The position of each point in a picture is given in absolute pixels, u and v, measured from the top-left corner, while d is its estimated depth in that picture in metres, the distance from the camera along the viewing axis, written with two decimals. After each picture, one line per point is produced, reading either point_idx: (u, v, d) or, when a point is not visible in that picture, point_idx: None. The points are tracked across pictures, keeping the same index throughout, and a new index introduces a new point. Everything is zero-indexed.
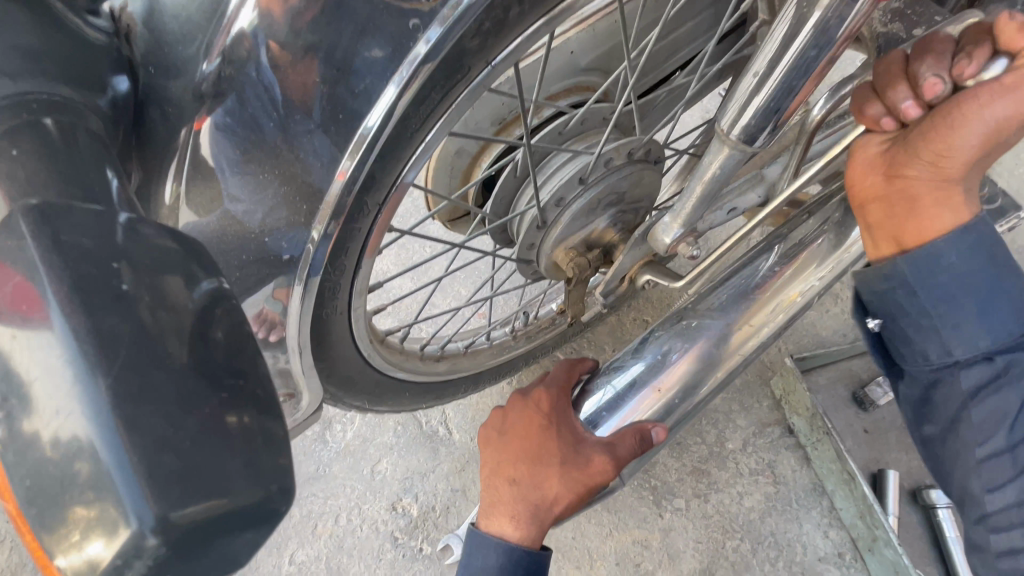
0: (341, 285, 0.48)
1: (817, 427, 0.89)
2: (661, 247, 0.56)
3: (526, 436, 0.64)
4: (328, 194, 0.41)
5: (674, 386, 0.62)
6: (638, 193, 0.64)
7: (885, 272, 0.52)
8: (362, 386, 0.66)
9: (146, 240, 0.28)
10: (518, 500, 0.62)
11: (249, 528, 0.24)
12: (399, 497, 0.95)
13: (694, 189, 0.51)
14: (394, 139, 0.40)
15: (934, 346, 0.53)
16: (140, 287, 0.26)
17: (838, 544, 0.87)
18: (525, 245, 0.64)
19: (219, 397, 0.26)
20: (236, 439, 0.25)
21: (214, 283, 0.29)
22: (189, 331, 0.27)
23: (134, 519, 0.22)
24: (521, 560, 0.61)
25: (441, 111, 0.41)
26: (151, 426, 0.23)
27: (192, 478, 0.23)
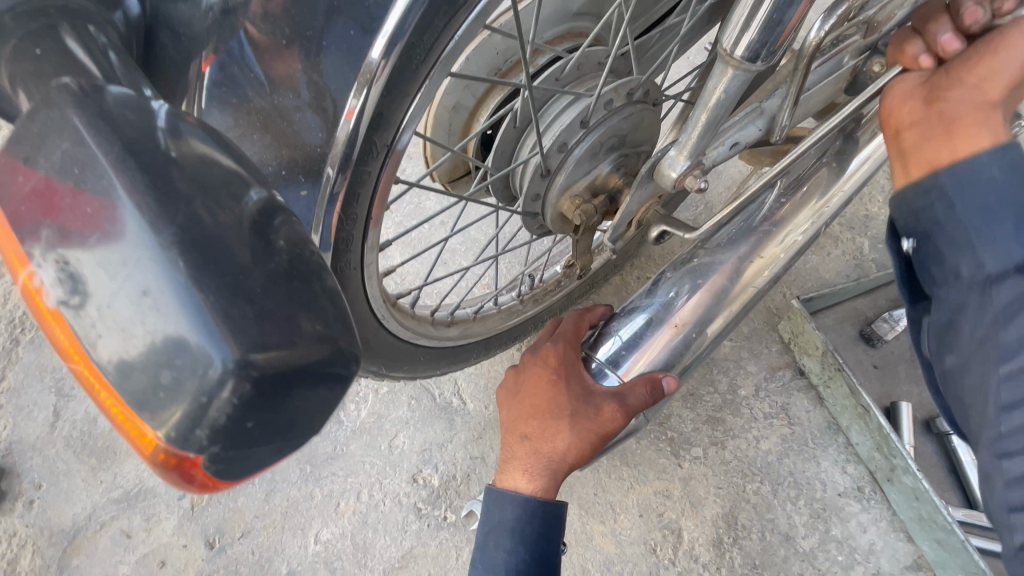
0: (354, 236, 0.47)
1: (829, 364, 0.90)
2: (668, 183, 0.56)
3: (539, 391, 0.62)
4: (339, 136, 0.41)
5: (689, 321, 0.62)
6: (639, 136, 0.64)
7: (924, 186, 0.46)
8: (379, 350, 0.65)
9: (189, 139, 0.27)
10: (532, 455, 0.61)
11: (321, 383, 0.26)
12: (419, 469, 0.95)
13: (699, 117, 0.52)
14: (399, 73, 0.40)
15: (966, 261, 0.44)
16: (189, 183, 0.26)
17: (857, 478, 0.88)
18: (530, 197, 0.64)
19: (270, 267, 0.26)
20: (302, 318, 0.25)
21: (265, 193, 0.28)
22: (246, 228, 0.26)
23: (219, 363, 0.23)
24: (536, 510, 0.59)
25: (445, 42, 0.41)
26: (216, 290, 0.24)
27: (266, 330, 0.24)
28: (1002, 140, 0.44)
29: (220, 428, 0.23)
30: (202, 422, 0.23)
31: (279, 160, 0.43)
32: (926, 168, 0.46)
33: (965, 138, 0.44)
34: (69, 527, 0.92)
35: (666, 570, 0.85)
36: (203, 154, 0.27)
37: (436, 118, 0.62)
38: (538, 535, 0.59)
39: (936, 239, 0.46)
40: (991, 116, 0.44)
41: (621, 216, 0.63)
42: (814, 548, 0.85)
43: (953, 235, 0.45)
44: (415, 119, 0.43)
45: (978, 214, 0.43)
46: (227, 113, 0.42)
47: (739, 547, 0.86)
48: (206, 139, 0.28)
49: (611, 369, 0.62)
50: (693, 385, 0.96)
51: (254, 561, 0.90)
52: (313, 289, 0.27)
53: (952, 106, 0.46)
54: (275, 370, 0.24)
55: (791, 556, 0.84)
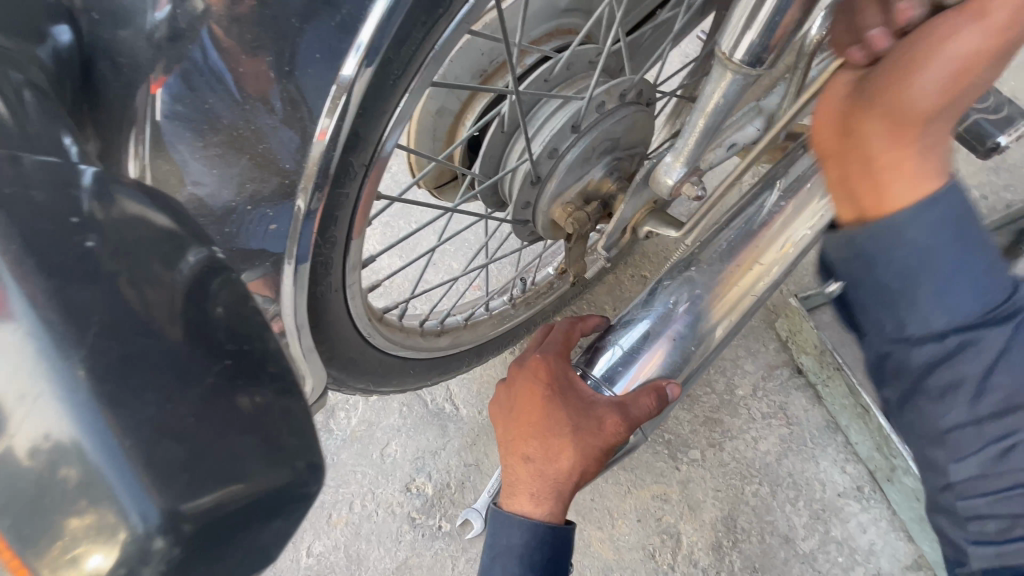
0: (334, 260, 0.45)
1: (826, 363, 0.89)
2: (664, 190, 0.54)
3: (534, 407, 0.60)
4: (311, 157, 0.38)
5: (688, 334, 0.60)
6: (632, 138, 0.61)
7: (852, 237, 0.37)
8: (366, 367, 0.62)
9: (121, 209, 0.25)
10: (536, 477, 0.58)
11: (276, 516, 0.23)
12: (412, 478, 0.93)
13: (696, 123, 0.49)
14: (374, 88, 0.37)
15: None
16: (115, 259, 0.23)
17: (856, 478, 0.87)
18: (520, 205, 0.61)
19: (220, 366, 0.24)
20: (248, 420, 0.24)
21: (203, 254, 0.26)
22: (178, 309, 0.24)
23: (137, 520, 0.20)
24: (546, 535, 0.56)
25: (424, 54, 0.38)
26: (140, 404, 0.21)
27: (202, 481, 0.21)
28: (930, 182, 0.35)
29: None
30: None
31: (248, 188, 0.39)
32: (863, 201, 0.37)
33: (889, 182, 0.36)
34: None
35: None
36: (134, 215, 0.25)
37: (419, 123, 0.59)
38: (548, 559, 0.56)
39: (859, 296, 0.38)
40: (915, 161, 0.36)
41: (616, 223, 0.61)
42: (814, 550, 0.84)
43: (879, 295, 0.37)
44: (395, 136, 0.40)
45: (899, 275, 0.35)
46: (191, 134, 0.38)
47: (739, 550, 0.85)
48: (139, 197, 0.27)
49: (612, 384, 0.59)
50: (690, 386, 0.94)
51: None
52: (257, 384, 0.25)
53: (868, 133, 0.38)
54: (233, 508, 0.22)
55: (791, 558, 0.84)
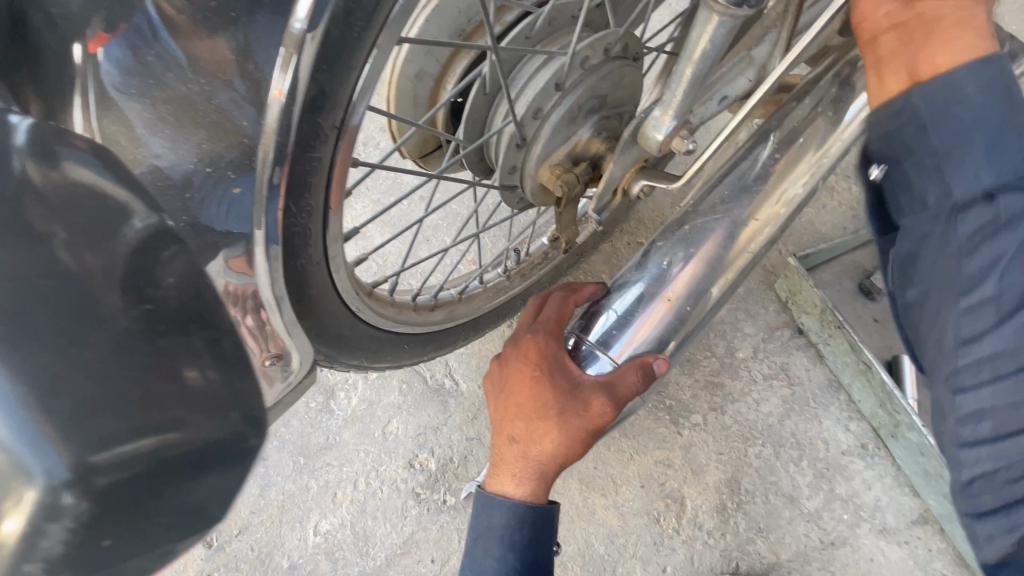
0: (312, 231, 0.43)
1: (829, 322, 0.88)
2: (654, 147, 0.52)
3: (524, 388, 0.59)
4: (269, 121, 0.36)
5: (683, 294, 0.59)
6: (620, 96, 0.60)
7: (897, 108, 0.45)
8: (358, 343, 0.61)
9: (67, 175, 0.28)
10: (520, 458, 0.58)
11: (211, 468, 0.26)
12: (415, 454, 0.93)
13: (683, 72, 0.47)
14: (337, 44, 0.35)
15: (934, 187, 0.45)
16: (53, 224, 0.26)
17: (861, 435, 0.87)
18: (507, 169, 0.60)
19: (139, 309, 0.27)
20: (199, 394, 0.27)
21: (148, 221, 0.30)
22: (117, 274, 0.27)
23: (42, 473, 0.22)
24: (526, 516, 0.57)
25: (386, 9, 0.37)
26: (45, 370, 0.23)
27: (123, 427, 0.24)
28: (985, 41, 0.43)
29: (59, 556, 0.21)
30: (33, 554, 0.21)
31: (201, 154, 0.38)
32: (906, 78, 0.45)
33: (937, 46, 0.43)
34: None
35: (671, 539, 0.84)
36: (81, 182, 0.28)
37: (398, 87, 0.57)
38: (529, 539, 0.56)
39: (903, 166, 0.47)
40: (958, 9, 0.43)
41: (605, 184, 0.59)
42: (819, 508, 0.84)
43: (927, 160, 0.45)
44: (362, 95, 0.39)
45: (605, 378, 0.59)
46: (143, 99, 0.37)
47: (743, 512, 0.85)
48: (86, 160, 0.29)
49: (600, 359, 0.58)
50: (691, 351, 0.93)
51: (253, 557, 0.88)
52: (194, 345, 0.29)
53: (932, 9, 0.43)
54: (183, 453, 0.26)
55: (796, 517, 0.84)
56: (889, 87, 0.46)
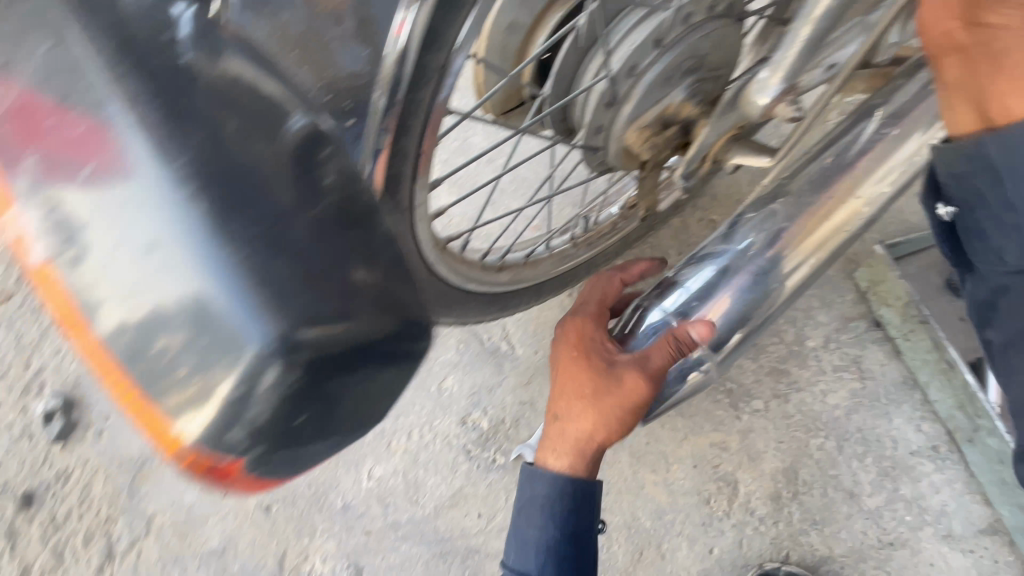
0: (404, 176, 0.44)
1: (910, 316, 0.86)
2: (755, 111, 0.50)
3: (566, 369, 0.59)
4: (390, 58, 0.37)
5: (771, 271, 0.57)
6: (718, 58, 0.57)
7: (967, 152, 0.47)
8: (430, 296, 0.62)
9: (236, 81, 0.32)
10: (562, 436, 0.58)
11: (377, 353, 0.30)
12: (468, 412, 0.95)
13: (800, 31, 0.45)
14: None
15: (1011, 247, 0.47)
16: (228, 118, 0.30)
17: (933, 437, 0.82)
18: (592, 129, 0.58)
19: (315, 211, 0.30)
20: (364, 284, 0.30)
21: (305, 121, 0.33)
22: (287, 171, 0.31)
23: (253, 343, 0.26)
24: (569, 488, 0.57)
25: None
26: (246, 252, 0.27)
27: (319, 304, 0.28)
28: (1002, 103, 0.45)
29: (269, 418, 0.27)
30: (250, 412, 0.27)
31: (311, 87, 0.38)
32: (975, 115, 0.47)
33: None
34: (138, 456, 0.96)
35: (720, 521, 0.83)
36: (235, 78, 0.32)
37: (491, 40, 0.56)
38: (568, 511, 0.57)
39: (978, 212, 0.49)
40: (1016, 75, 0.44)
41: (694, 151, 0.57)
42: (880, 508, 0.81)
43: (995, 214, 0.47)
44: (468, 38, 0.38)
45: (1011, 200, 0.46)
46: None
47: (798, 502, 0.83)
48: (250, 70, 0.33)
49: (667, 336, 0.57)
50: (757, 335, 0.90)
51: (310, 493, 0.92)
52: (368, 242, 0.32)
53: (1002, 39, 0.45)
54: (354, 343, 0.29)
55: (854, 513, 0.81)
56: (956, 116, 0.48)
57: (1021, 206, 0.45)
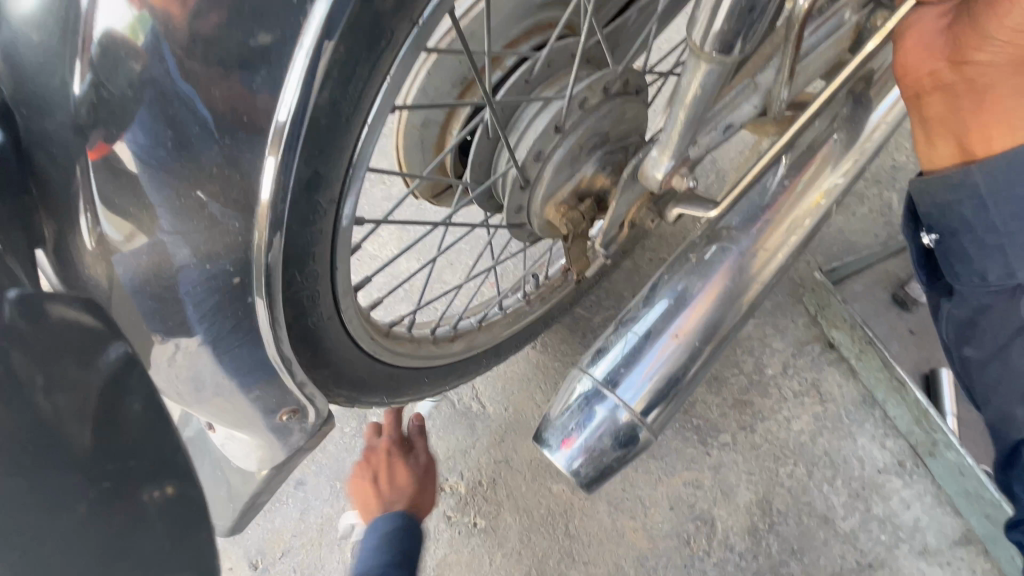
0: (321, 291, 0.45)
1: (858, 338, 0.86)
2: (654, 185, 0.52)
3: (362, 493, 0.82)
4: (264, 205, 0.37)
5: (694, 328, 0.56)
6: (623, 129, 0.60)
7: (950, 183, 0.52)
8: (377, 383, 0.63)
9: (49, 323, 0.34)
10: (370, 502, 0.81)
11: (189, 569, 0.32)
12: (445, 477, 0.95)
13: (676, 115, 0.47)
14: (326, 130, 0.37)
15: (993, 268, 0.52)
16: (35, 376, 0.31)
17: (897, 453, 0.84)
18: (513, 209, 0.61)
19: (98, 484, 0.31)
20: (145, 517, 0.31)
21: (122, 350, 0.36)
22: (73, 421, 0.32)
23: None
24: (401, 528, 0.77)
25: (376, 88, 0.38)
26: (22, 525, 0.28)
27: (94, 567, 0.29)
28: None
29: None
30: None
31: (198, 254, 0.39)
32: None
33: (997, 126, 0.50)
34: None
35: (702, 561, 0.84)
36: (57, 327, 0.34)
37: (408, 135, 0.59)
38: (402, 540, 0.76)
39: (961, 239, 0.53)
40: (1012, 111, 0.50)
41: (610, 220, 0.59)
42: (854, 529, 0.82)
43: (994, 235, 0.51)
44: (359, 165, 0.40)
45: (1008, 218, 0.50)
46: (175, 211, 0.37)
47: (776, 533, 0.83)
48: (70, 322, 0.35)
49: (599, 406, 0.54)
50: (718, 369, 0.92)
51: None
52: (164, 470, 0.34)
53: None
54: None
55: (831, 538, 0.82)
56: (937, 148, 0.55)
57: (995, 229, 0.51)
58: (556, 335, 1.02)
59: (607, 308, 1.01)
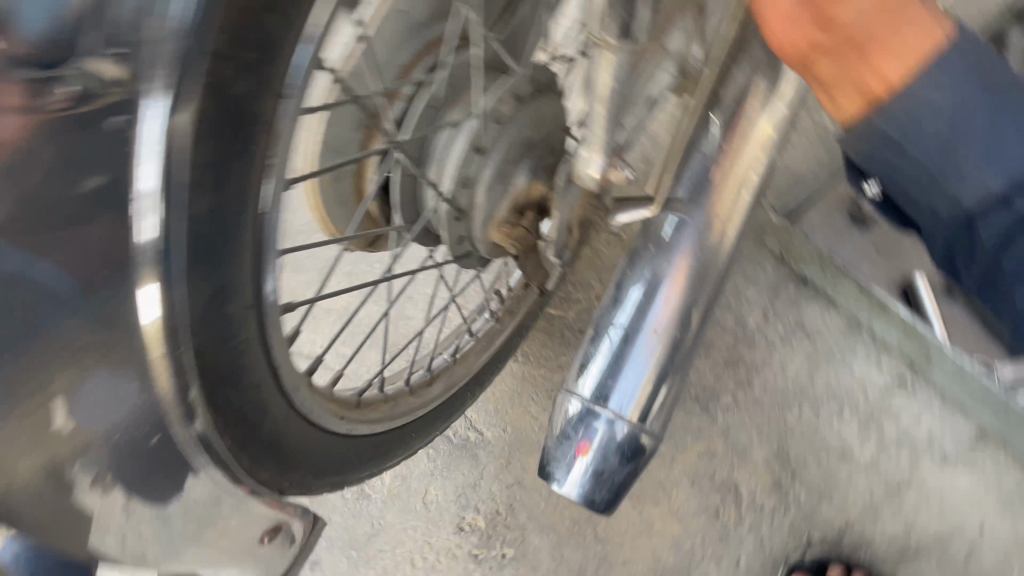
0: (268, 398, 0.41)
1: (828, 268, 0.86)
2: (591, 184, 0.49)
3: None
4: (164, 352, 0.32)
5: (671, 319, 0.53)
6: (545, 130, 0.56)
7: (878, 128, 0.35)
8: (363, 456, 0.58)
9: None
10: None
11: None
12: (461, 516, 0.91)
13: (596, 112, 0.45)
14: (212, 239, 0.32)
15: (949, 205, 0.35)
16: None
17: (894, 370, 0.84)
18: (454, 240, 0.57)
19: None
20: None
21: None
22: None
23: None
24: None
25: (257, 174, 0.34)
26: None
27: None
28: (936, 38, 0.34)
29: None
30: None
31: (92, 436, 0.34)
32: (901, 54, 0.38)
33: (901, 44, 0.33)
34: None
35: (736, 529, 0.82)
36: None
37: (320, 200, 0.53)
38: None
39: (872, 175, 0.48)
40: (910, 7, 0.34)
41: (558, 229, 0.57)
42: (875, 456, 0.82)
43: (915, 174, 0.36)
44: (269, 247, 0.37)
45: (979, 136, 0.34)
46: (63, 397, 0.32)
47: (799, 481, 0.83)
48: None
49: (596, 426, 0.50)
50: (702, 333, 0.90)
51: None
52: None
53: None
54: None
55: (853, 471, 0.82)
56: (841, 103, 0.36)
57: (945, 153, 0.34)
58: (534, 341, 0.98)
59: (577, 299, 0.98)
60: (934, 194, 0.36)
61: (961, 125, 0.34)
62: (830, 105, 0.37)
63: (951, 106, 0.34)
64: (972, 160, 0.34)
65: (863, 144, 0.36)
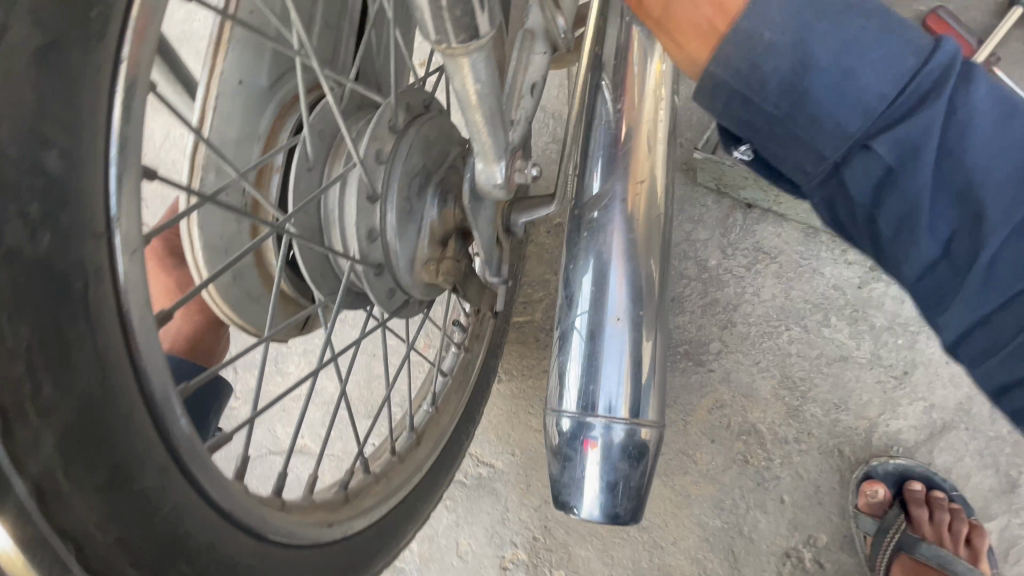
0: (231, 545, 0.35)
1: (767, 186, 0.83)
2: (501, 194, 0.45)
3: None
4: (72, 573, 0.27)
5: (632, 300, 0.50)
6: (439, 153, 0.52)
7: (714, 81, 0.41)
8: (369, 548, 0.53)
9: None
10: None
11: None
12: (501, 555, 0.87)
13: (476, 122, 0.39)
14: (83, 423, 0.26)
15: (805, 157, 0.42)
16: None
17: (863, 261, 0.83)
18: (386, 296, 0.53)
19: None
20: None
21: None
22: None
23: None
24: None
25: (110, 324, 0.27)
26: None
27: None
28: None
29: None
30: None
31: None
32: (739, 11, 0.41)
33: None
34: None
35: (770, 469, 0.80)
36: None
37: (228, 299, 0.49)
38: None
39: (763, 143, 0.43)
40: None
41: (485, 248, 0.52)
42: (873, 351, 0.81)
43: (782, 126, 0.41)
44: (165, 392, 0.31)
45: (826, 90, 0.38)
46: None
47: (812, 400, 0.81)
48: None
49: (592, 436, 0.47)
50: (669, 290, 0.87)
51: None
52: None
53: None
54: None
55: (860, 371, 0.81)
56: (687, 50, 0.42)
57: (823, 99, 0.39)
58: (513, 355, 0.94)
59: (540, 299, 0.95)
60: (800, 148, 0.41)
61: (812, 83, 0.38)
62: (680, 58, 0.43)
63: (796, 55, 0.38)
64: (823, 108, 0.39)
65: (729, 109, 0.42)
